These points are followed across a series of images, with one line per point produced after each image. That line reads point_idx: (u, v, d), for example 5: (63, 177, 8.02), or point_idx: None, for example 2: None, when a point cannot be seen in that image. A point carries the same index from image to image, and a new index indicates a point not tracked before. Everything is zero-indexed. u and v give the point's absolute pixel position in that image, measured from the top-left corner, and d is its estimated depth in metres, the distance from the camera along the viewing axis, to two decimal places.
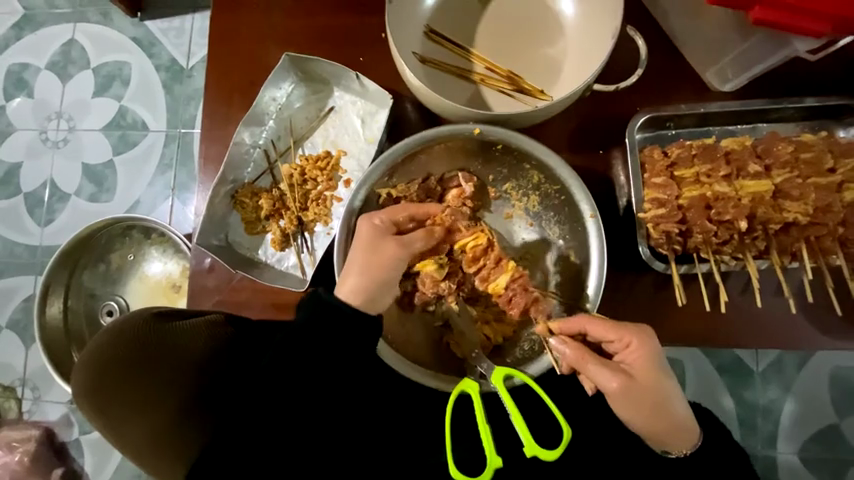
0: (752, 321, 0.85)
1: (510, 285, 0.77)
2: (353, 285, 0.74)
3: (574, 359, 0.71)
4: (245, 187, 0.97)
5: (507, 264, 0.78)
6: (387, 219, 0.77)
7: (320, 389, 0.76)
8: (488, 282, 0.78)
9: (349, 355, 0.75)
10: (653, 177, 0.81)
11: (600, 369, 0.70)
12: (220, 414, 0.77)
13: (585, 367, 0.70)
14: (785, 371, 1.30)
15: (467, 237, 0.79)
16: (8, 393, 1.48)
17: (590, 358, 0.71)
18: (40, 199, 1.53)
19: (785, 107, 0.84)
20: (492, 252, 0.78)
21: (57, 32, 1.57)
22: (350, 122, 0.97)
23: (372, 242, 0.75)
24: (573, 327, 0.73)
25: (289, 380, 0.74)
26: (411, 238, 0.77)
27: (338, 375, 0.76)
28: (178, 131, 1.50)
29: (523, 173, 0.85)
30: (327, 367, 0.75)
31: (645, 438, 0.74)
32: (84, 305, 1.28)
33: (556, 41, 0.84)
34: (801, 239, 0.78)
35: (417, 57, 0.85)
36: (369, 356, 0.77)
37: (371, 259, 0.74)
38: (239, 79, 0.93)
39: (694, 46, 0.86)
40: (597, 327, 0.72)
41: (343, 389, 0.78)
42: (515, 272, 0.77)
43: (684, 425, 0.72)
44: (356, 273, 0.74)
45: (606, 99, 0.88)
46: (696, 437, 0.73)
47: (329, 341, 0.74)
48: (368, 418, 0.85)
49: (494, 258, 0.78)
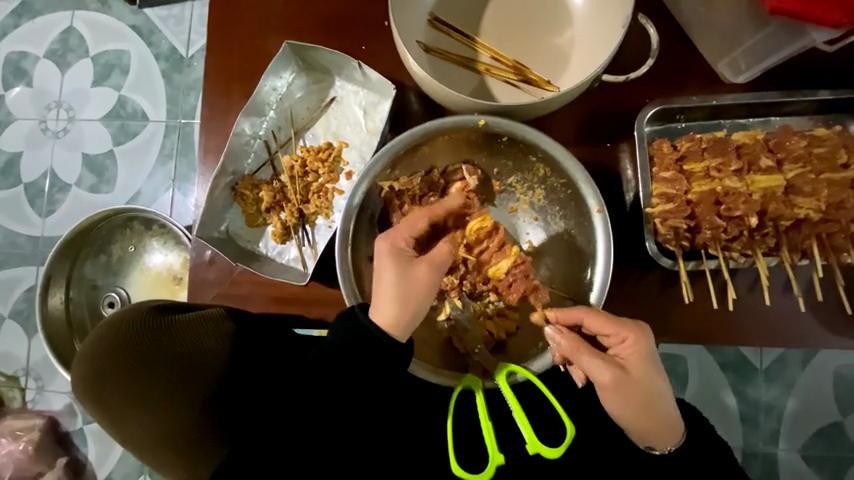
0: (760, 319, 0.84)
1: (511, 270, 0.80)
2: (396, 320, 0.72)
3: (569, 349, 0.70)
4: (246, 179, 0.95)
5: (510, 250, 0.81)
6: (410, 239, 0.75)
7: (333, 396, 0.72)
8: (488, 265, 0.81)
9: (370, 360, 0.73)
10: (661, 171, 0.79)
11: (595, 362, 0.69)
12: (234, 412, 0.75)
13: (579, 359, 0.70)
14: (789, 368, 1.28)
15: (473, 220, 0.80)
16: (11, 382, 1.48)
17: (585, 350, 0.70)
18: (40, 190, 1.52)
19: (799, 100, 0.82)
20: (496, 236, 0.81)
21: (55, 19, 1.55)
22: (352, 113, 0.95)
23: (402, 268, 0.73)
24: (569, 318, 0.72)
25: (300, 386, 0.72)
26: (438, 257, 0.75)
27: (351, 387, 0.73)
28: (178, 121, 1.48)
29: (528, 166, 0.83)
30: (349, 372, 0.72)
31: (628, 433, 0.73)
32: (86, 296, 1.27)
33: (564, 30, 0.82)
34: (813, 236, 0.76)
35: (421, 46, 0.83)
36: (387, 368, 0.74)
37: (406, 286, 0.73)
38: (238, 69, 0.92)
39: (704, 35, 0.84)
40: (595, 320, 0.71)
41: (364, 391, 0.74)
42: (516, 258, 0.80)
43: (669, 424, 0.71)
44: (392, 300, 0.72)
45: (613, 91, 0.86)
46: (681, 434, 0.72)
47: (345, 358, 0.73)
48: (385, 434, 0.80)
49: (498, 241, 0.81)
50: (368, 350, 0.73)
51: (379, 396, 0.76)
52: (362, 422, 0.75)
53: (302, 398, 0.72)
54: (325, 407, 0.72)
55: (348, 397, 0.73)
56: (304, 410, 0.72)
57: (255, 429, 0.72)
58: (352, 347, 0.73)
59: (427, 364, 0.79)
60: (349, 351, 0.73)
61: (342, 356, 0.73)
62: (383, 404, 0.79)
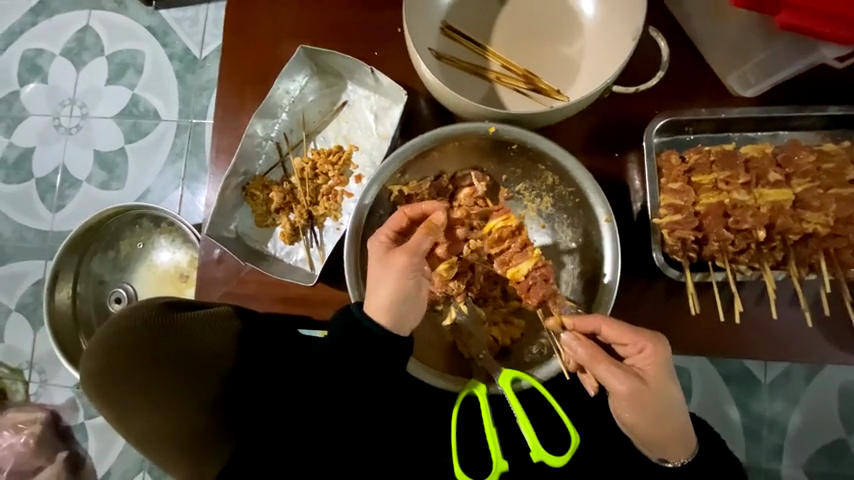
0: (765, 332, 0.84)
1: (531, 273, 0.73)
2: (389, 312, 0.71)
3: (586, 358, 0.70)
4: (256, 179, 0.95)
5: (532, 251, 0.74)
6: (393, 233, 0.74)
7: (335, 396, 0.73)
8: (508, 266, 0.74)
9: (376, 361, 0.73)
10: (669, 182, 0.80)
11: (612, 371, 0.69)
12: (243, 415, 0.76)
13: (595, 367, 0.70)
14: (794, 383, 1.28)
15: (496, 219, 0.76)
16: (15, 375, 1.49)
17: (601, 359, 0.70)
18: (51, 185, 1.54)
19: (808, 115, 0.82)
20: (520, 235, 0.75)
21: (72, 18, 1.57)
22: (363, 117, 0.96)
23: (385, 262, 0.72)
24: (587, 325, 0.71)
25: (304, 386, 0.73)
26: (419, 242, 0.72)
27: (352, 388, 0.73)
28: (189, 121, 1.49)
29: (537, 173, 0.84)
30: (351, 369, 0.72)
31: (639, 443, 0.73)
32: (93, 292, 1.27)
33: (575, 40, 0.83)
34: (820, 250, 0.76)
35: (434, 53, 0.84)
36: (394, 370, 0.73)
37: (387, 276, 0.71)
38: (251, 71, 0.93)
39: (715, 49, 0.85)
40: (613, 330, 0.71)
41: (369, 393, 0.74)
42: (538, 260, 0.73)
43: (682, 436, 0.71)
44: (380, 292, 0.71)
45: (623, 101, 0.87)
46: (694, 447, 0.73)
47: (351, 360, 0.72)
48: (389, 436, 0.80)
49: (520, 241, 0.74)
50: (371, 352, 0.72)
51: (383, 398, 0.76)
52: (365, 425, 0.75)
53: (309, 398, 0.73)
54: (330, 404, 0.73)
55: (351, 393, 0.74)
56: (311, 410, 0.73)
57: (264, 431, 0.72)
58: (347, 343, 0.72)
59: (432, 368, 0.80)
60: (350, 350, 0.72)
61: (339, 353, 0.72)
62: (388, 408, 0.79)
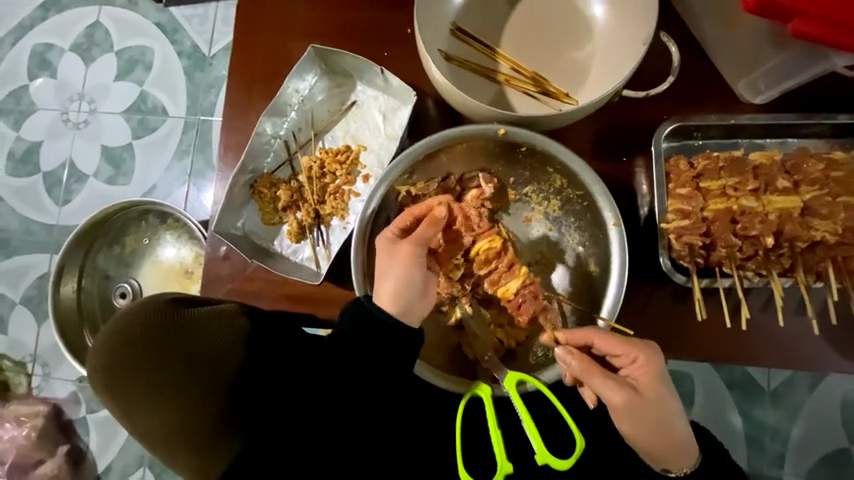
0: (771, 339, 0.84)
1: (520, 290, 0.78)
2: (398, 300, 0.72)
3: (580, 371, 0.70)
4: (264, 178, 0.96)
5: (519, 269, 0.79)
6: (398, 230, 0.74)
7: (342, 399, 0.73)
8: (497, 285, 0.79)
9: (386, 365, 0.73)
10: (677, 188, 0.80)
11: (606, 383, 0.69)
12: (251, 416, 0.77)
13: (591, 380, 0.70)
14: (797, 391, 1.28)
15: (482, 242, 0.79)
16: (18, 368, 1.49)
17: (596, 372, 0.70)
18: (57, 180, 1.54)
19: (817, 123, 0.82)
20: (505, 256, 0.79)
21: (82, 13, 1.57)
22: (371, 117, 0.96)
23: (392, 256, 0.72)
24: (579, 339, 0.72)
25: (310, 388, 0.74)
26: (425, 235, 0.73)
27: (362, 392, 0.74)
28: (197, 118, 1.50)
29: (544, 177, 0.84)
30: (359, 370, 0.73)
31: (640, 453, 0.73)
32: (98, 286, 1.28)
33: (585, 44, 0.83)
34: (827, 258, 0.76)
35: (443, 54, 0.83)
36: (404, 373, 0.74)
37: (398, 268, 0.72)
38: (261, 69, 0.93)
39: (725, 56, 0.85)
40: (605, 341, 0.71)
41: (380, 393, 0.74)
42: (525, 278, 0.79)
43: (684, 445, 0.71)
44: (389, 283, 0.72)
45: (631, 106, 0.87)
46: (696, 454, 0.73)
47: (362, 361, 0.72)
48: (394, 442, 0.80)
49: (507, 262, 0.79)
50: (381, 354, 0.72)
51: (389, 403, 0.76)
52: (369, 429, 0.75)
53: (311, 400, 0.73)
54: (334, 406, 0.73)
55: (359, 394, 0.74)
56: (314, 412, 0.73)
57: (272, 430, 0.73)
58: (351, 344, 0.72)
59: (436, 368, 0.80)
60: (356, 350, 0.72)
61: (343, 353, 0.72)
62: (393, 414, 0.80)
